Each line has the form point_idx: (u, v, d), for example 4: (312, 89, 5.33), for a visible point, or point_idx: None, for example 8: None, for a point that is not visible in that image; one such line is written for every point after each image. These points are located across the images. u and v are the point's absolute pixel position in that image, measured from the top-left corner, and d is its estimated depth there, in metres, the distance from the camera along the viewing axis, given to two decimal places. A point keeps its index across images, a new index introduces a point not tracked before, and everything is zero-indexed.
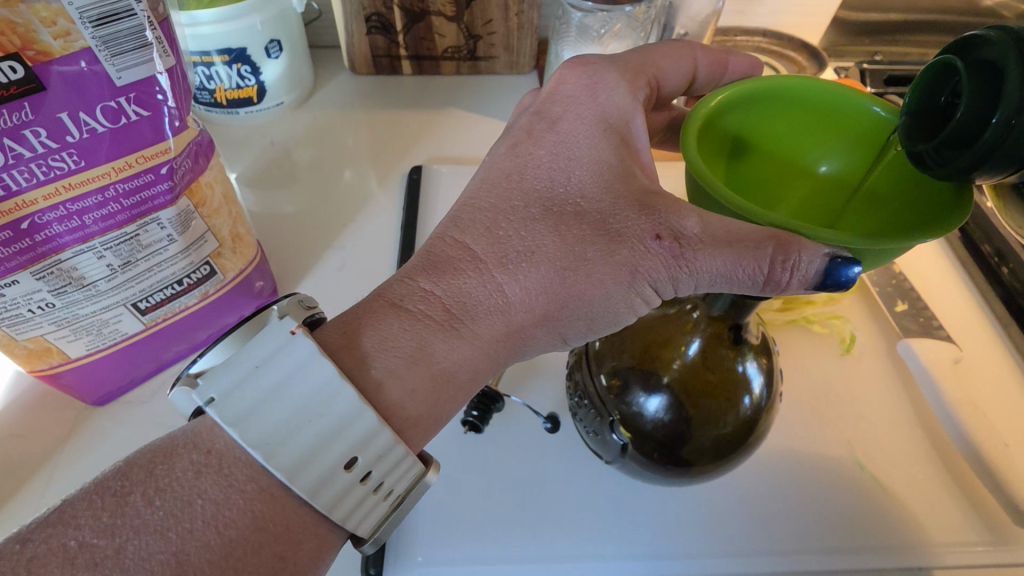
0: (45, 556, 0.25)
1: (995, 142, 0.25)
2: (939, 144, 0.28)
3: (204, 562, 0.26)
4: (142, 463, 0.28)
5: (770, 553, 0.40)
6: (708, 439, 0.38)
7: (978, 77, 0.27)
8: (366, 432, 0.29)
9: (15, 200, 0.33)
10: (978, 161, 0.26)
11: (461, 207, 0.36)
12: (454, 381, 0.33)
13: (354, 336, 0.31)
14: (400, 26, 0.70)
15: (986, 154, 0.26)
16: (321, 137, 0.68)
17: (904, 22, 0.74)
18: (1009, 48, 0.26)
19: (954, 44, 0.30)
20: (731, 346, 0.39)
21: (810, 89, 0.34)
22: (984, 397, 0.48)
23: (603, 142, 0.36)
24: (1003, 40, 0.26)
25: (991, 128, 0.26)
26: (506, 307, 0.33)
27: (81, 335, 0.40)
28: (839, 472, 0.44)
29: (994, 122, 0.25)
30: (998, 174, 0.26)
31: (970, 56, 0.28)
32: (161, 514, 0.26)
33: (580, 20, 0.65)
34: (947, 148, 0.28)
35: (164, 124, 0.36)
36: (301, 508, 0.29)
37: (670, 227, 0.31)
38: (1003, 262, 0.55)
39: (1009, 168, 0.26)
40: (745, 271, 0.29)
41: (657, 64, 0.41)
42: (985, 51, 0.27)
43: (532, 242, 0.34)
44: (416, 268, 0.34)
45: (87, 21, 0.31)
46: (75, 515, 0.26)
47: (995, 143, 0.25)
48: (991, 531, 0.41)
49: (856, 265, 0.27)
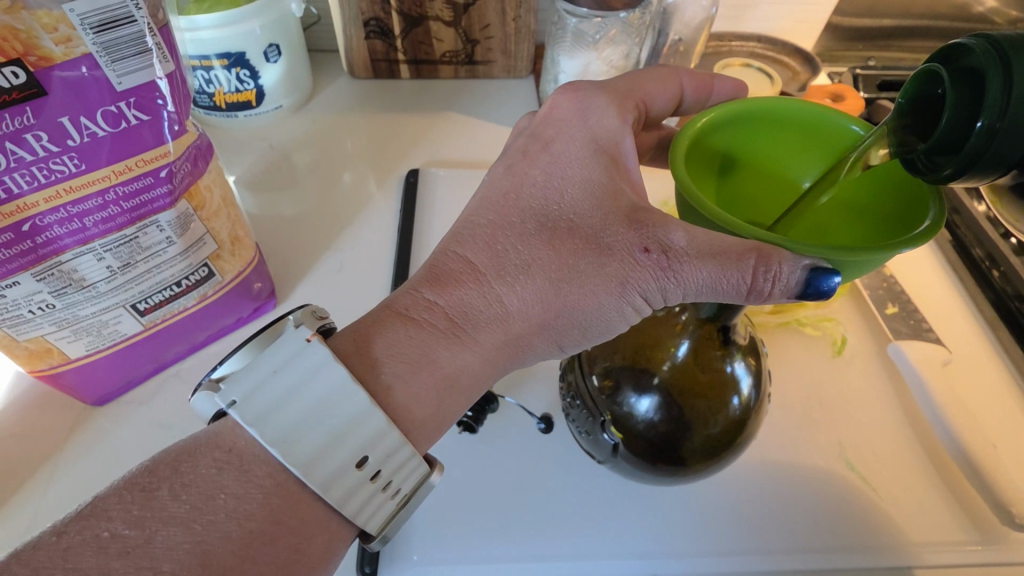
0: (80, 545, 0.25)
1: (982, 146, 0.26)
2: (930, 150, 0.29)
3: (227, 552, 0.27)
4: (168, 461, 0.28)
5: (763, 552, 0.41)
6: (697, 439, 0.39)
7: (962, 84, 0.28)
8: (375, 432, 0.30)
9: (15, 203, 0.33)
10: (967, 166, 0.27)
11: (461, 223, 0.37)
12: (456, 386, 0.34)
13: (363, 343, 0.32)
14: (399, 31, 0.71)
15: (973, 158, 0.26)
16: (320, 141, 0.69)
17: (896, 28, 0.75)
18: (989, 56, 0.26)
19: (941, 51, 0.30)
20: (720, 347, 0.40)
21: (792, 107, 0.35)
22: (972, 399, 0.49)
23: (592, 162, 0.37)
24: (981, 48, 0.27)
25: (976, 133, 0.26)
26: (504, 316, 0.34)
27: (81, 335, 0.41)
28: (829, 474, 0.45)
29: (978, 128, 0.26)
30: (990, 176, 0.27)
31: (955, 65, 0.29)
32: (186, 507, 0.27)
33: (575, 26, 0.66)
34: (937, 154, 0.29)
35: (164, 129, 0.37)
36: (315, 503, 0.30)
37: (658, 241, 0.32)
38: (994, 266, 0.56)
39: (998, 170, 0.26)
40: (729, 282, 0.30)
41: (644, 89, 0.42)
42: (968, 59, 0.28)
43: (529, 256, 0.35)
44: (420, 279, 0.35)
45: (88, 27, 0.32)
46: (106, 508, 0.26)
47: (982, 148, 0.26)
48: (979, 530, 0.43)
49: (836, 275, 0.28)
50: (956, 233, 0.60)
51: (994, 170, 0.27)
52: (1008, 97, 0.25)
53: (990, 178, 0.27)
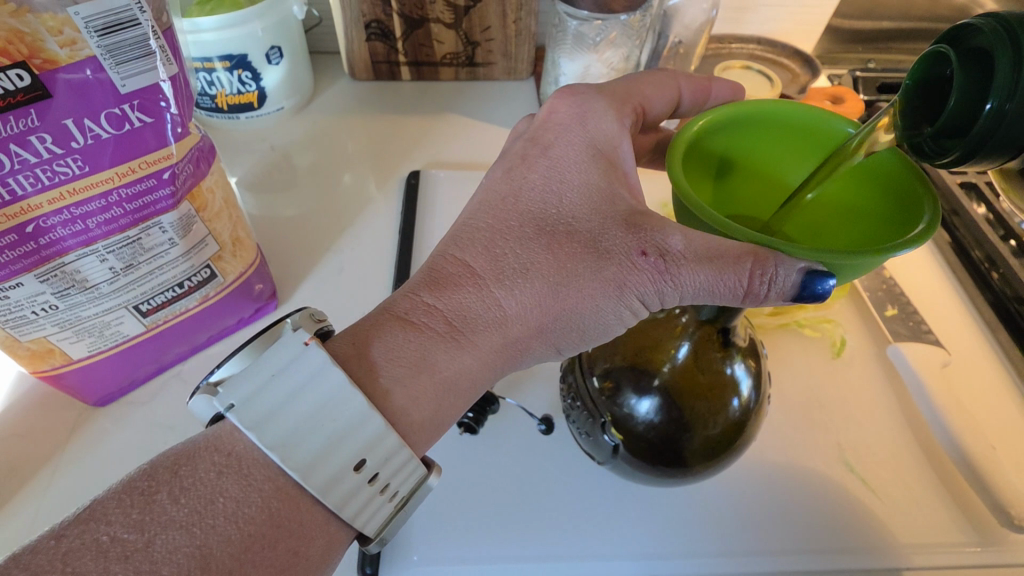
0: (79, 549, 0.25)
1: (990, 129, 0.26)
2: (938, 133, 0.30)
3: (226, 555, 0.27)
4: (166, 465, 0.29)
5: (761, 553, 0.41)
6: (697, 440, 0.39)
7: (971, 66, 0.28)
8: (373, 435, 0.31)
9: (20, 204, 0.34)
10: (975, 149, 0.27)
11: (460, 227, 0.37)
12: (454, 389, 0.34)
13: (363, 346, 0.33)
14: (400, 33, 0.71)
15: (981, 141, 0.27)
16: (322, 143, 0.70)
17: (895, 30, 0.75)
18: (999, 37, 0.26)
19: (949, 34, 0.30)
20: (720, 348, 0.40)
21: (786, 109, 0.35)
22: (971, 402, 0.49)
23: (591, 165, 0.37)
24: (991, 30, 0.27)
25: (984, 115, 0.26)
26: (503, 319, 0.35)
27: (83, 336, 0.41)
28: (827, 477, 0.45)
29: (987, 110, 0.26)
30: (998, 160, 0.27)
31: (964, 47, 0.29)
32: (186, 511, 0.27)
33: (576, 28, 0.66)
34: (946, 137, 0.29)
35: (167, 130, 0.38)
36: (314, 507, 0.30)
37: (655, 243, 0.33)
38: (993, 268, 0.56)
39: (1007, 153, 0.27)
40: (727, 285, 0.30)
41: (642, 93, 0.43)
42: (978, 41, 0.28)
43: (527, 259, 0.35)
44: (419, 283, 0.36)
45: (93, 30, 0.32)
46: (106, 513, 0.27)
47: (989, 131, 0.26)
48: (977, 532, 0.43)
49: (831, 278, 0.29)
50: (955, 235, 0.60)
51: (1003, 153, 0.27)
52: (1017, 77, 0.25)
53: (999, 162, 0.28)
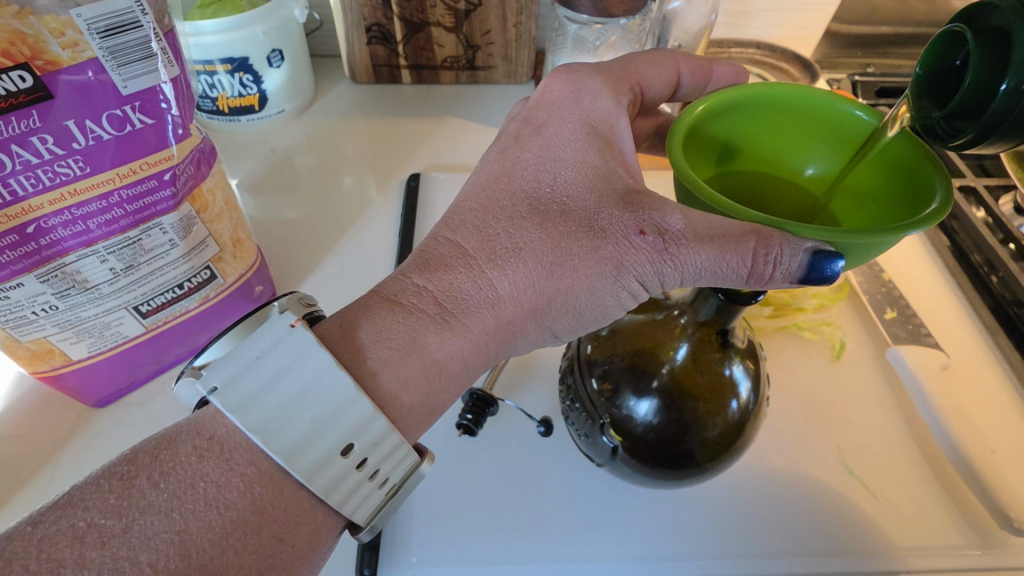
0: (54, 536, 0.25)
1: (1005, 110, 0.26)
2: (948, 115, 0.30)
3: (207, 543, 0.27)
4: (147, 450, 0.29)
5: (762, 555, 0.41)
6: (697, 442, 0.39)
7: (988, 42, 0.28)
8: (361, 420, 0.30)
9: (20, 205, 0.34)
10: (988, 131, 0.27)
11: (452, 209, 0.37)
12: (445, 373, 0.34)
13: (350, 328, 0.32)
14: (400, 36, 0.72)
15: (996, 123, 0.27)
16: (321, 144, 0.70)
17: (894, 35, 0.75)
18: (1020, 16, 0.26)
19: (964, 11, 0.30)
20: (719, 350, 0.39)
21: (787, 93, 0.36)
22: (970, 403, 0.49)
23: (586, 144, 0.37)
24: (1009, 5, 0.27)
25: (1001, 96, 0.26)
26: (495, 301, 0.34)
27: (83, 336, 0.41)
28: (828, 477, 0.45)
29: (1003, 92, 0.26)
30: (1008, 143, 0.27)
31: (979, 25, 0.29)
32: (165, 496, 0.27)
33: (576, 32, 0.66)
34: (956, 120, 0.29)
35: (167, 132, 0.38)
36: (299, 492, 0.30)
37: (654, 223, 0.33)
38: (993, 271, 0.56)
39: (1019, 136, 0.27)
40: (729, 266, 0.30)
41: (640, 73, 0.43)
42: (995, 18, 0.28)
43: (518, 240, 0.35)
44: (410, 265, 0.36)
45: (94, 32, 0.32)
46: (83, 499, 0.26)
47: (1004, 113, 0.26)
48: (977, 534, 0.42)
49: (840, 259, 0.28)
50: (955, 238, 0.60)
51: (1015, 137, 0.27)
52: None
53: (1009, 146, 0.28)
